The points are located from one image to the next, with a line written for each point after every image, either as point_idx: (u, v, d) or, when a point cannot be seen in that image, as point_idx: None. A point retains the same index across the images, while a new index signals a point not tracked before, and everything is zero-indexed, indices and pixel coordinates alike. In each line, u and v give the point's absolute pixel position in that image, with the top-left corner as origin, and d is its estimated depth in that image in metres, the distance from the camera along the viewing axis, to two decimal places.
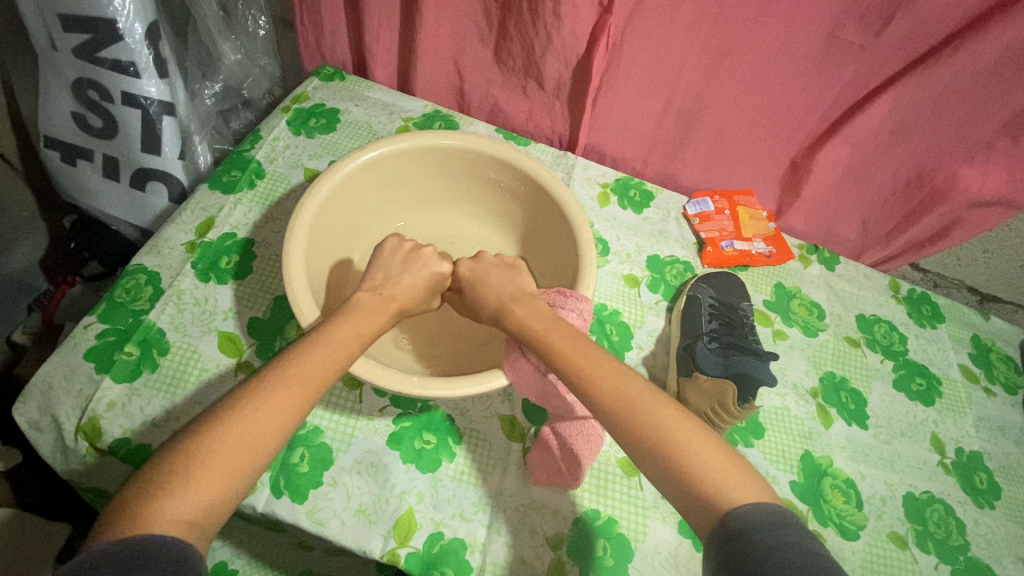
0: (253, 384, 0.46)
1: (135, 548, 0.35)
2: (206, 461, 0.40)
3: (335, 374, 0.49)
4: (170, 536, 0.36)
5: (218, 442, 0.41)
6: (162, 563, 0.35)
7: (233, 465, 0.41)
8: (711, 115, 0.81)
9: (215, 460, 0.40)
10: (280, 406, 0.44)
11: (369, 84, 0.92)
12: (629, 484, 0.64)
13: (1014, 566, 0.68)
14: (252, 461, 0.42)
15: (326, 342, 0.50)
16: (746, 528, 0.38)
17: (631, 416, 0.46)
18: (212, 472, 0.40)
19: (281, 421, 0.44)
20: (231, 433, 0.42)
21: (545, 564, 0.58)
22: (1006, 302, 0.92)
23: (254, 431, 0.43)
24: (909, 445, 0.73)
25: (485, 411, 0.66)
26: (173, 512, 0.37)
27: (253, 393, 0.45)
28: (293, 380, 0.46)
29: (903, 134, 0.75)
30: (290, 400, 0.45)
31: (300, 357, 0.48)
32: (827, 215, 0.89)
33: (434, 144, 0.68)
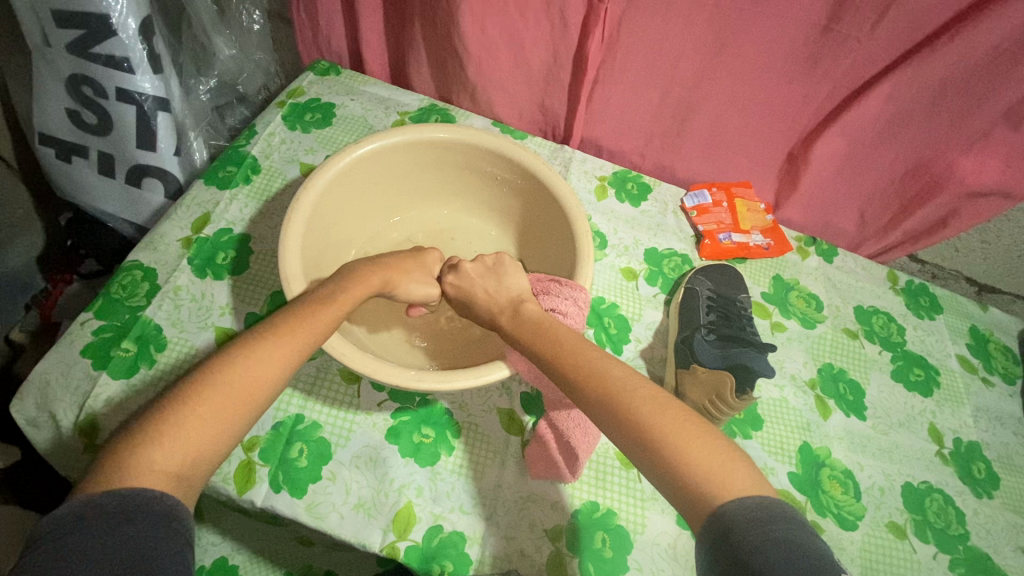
0: (241, 340, 0.46)
1: (124, 501, 0.35)
2: (194, 413, 0.40)
3: (325, 334, 0.49)
4: (157, 488, 0.37)
5: (206, 395, 0.41)
6: (156, 516, 0.36)
7: (221, 417, 0.41)
8: (708, 107, 0.81)
9: (203, 412, 0.40)
10: (268, 361, 0.45)
11: (364, 78, 0.92)
12: (628, 477, 0.64)
13: (1012, 555, 0.68)
14: (240, 416, 0.42)
15: (316, 306, 0.50)
16: (735, 524, 0.38)
17: (626, 405, 0.46)
18: (200, 424, 0.40)
19: (270, 376, 0.44)
20: (219, 385, 0.42)
21: (544, 556, 0.58)
22: (1004, 293, 0.92)
23: (243, 384, 0.43)
24: (907, 436, 0.73)
25: (483, 405, 0.66)
26: (160, 462, 0.38)
27: (241, 348, 0.45)
28: (281, 337, 0.46)
29: (900, 125, 0.75)
30: (279, 355, 0.45)
31: (291, 316, 0.48)
32: (825, 206, 0.89)
33: (429, 138, 0.67)
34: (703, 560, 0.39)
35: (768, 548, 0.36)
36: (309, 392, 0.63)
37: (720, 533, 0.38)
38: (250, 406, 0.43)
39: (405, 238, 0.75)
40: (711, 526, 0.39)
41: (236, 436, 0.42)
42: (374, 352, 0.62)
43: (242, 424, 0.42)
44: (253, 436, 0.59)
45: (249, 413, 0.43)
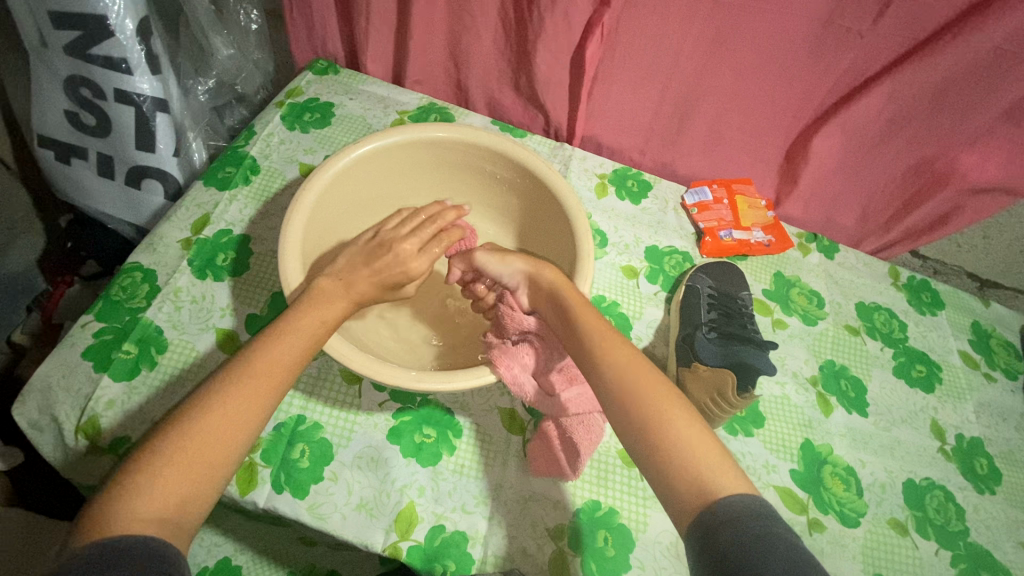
0: (217, 378, 0.46)
1: (103, 547, 0.35)
2: (175, 456, 0.40)
3: (302, 362, 0.49)
4: (143, 533, 0.37)
5: (185, 438, 0.41)
6: (137, 555, 0.35)
7: (203, 457, 0.41)
8: (709, 104, 0.81)
9: (184, 455, 0.41)
10: (248, 395, 0.45)
11: (364, 77, 0.92)
12: (630, 475, 0.64)
13: (1014, 552, 0.68)
14: (225, 452, 0.42)
15: (297, 330, 0.50)
16: (728, 518, 0.38)
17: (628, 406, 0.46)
18: (183, 466, 0.40)
19: (251, 410, 0.45)
20: (198, 426, 0.42)
21: (546, 555, 0.58)
22: (1007, 289, 0.92)
23: (223, 421, 0.43)
24: (908, 432, 0.73)
25: (485, 405, 0.66)
26: (145, 509, 0.38)
27: (218, 387, 0.45)
28: (260, 370, 0.46)
29: (902, 121, 0.75)
30: (258, 388, 0.46)
31: (265, 347, 0.48)
32: (826, 202, 0.89)
33: (427, 138, 0.67)
34: (693, 555, 0.39)
35: (764, 542, 0.37)
36: (310, 393, 0.63)
37: (713, 525, 0.39)
38: (233, 441, 0.43)
39: None
40: (704, 519, 0.39)
41: (224, 472, 0.42)
42: (374, 353, 0.62)
43: (230, 460, 0.43)
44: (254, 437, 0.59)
45: (234, 448, 0.43)
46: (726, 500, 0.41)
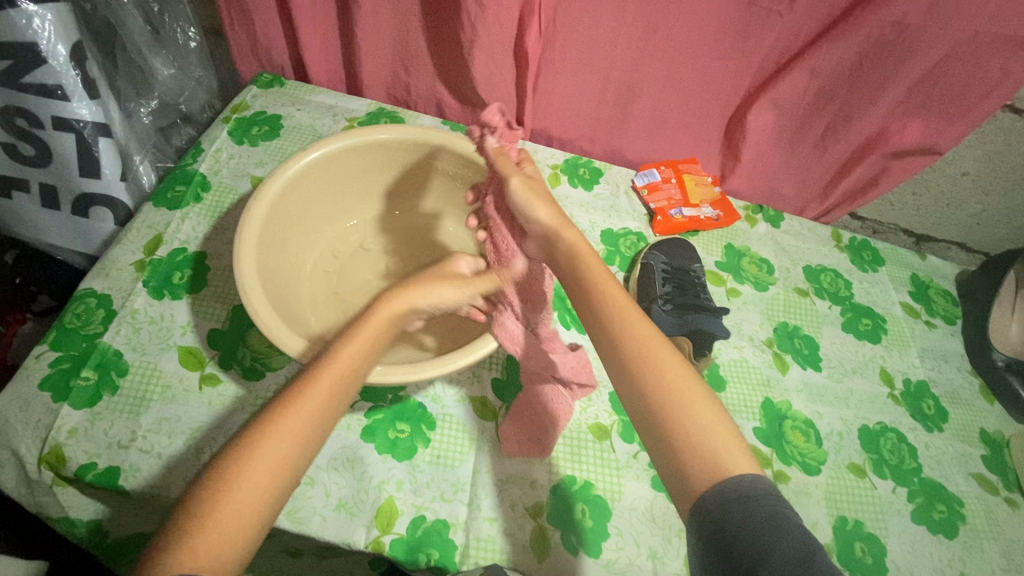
0: (268, 408, 0.45)
1: None
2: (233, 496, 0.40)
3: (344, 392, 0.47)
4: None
5: (244, 472, 0.41)
6: None
7: (250, 494, 0.41)
8: (650, 87, 0.85)
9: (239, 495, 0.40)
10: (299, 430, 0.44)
11: (311, 88, 0.92)
12: (602, 448, 0.66)
13: (965, 482, 0.73)
14: (274, 492, 0.42)
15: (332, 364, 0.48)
16: (717, 505, 0.39)
17: (660, 406, 0.45)
18: (240, 509, 0.40)
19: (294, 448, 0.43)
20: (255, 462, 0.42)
21: (528, 532, 0.59)
22: (940, 241, 0.97)
23: (278, 457, 0.43)
24: (861, 381, 0.77)
25: (456, 395, 0.67)
26: (194, 555, 0.38)
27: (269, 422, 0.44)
28: (304, 405, 0.45)
29: (829, 90, 0.79)
30: (300, 421, 0.44)
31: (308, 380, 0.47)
32: (768, 173, 0.93)
33: (376, 141, 0.68)
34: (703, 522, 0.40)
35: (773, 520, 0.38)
36: None
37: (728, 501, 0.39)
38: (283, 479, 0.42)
39: (361, 242, 0.75)
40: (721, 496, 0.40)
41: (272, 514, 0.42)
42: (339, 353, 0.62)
43: (281, 499, 0.42)
44: None
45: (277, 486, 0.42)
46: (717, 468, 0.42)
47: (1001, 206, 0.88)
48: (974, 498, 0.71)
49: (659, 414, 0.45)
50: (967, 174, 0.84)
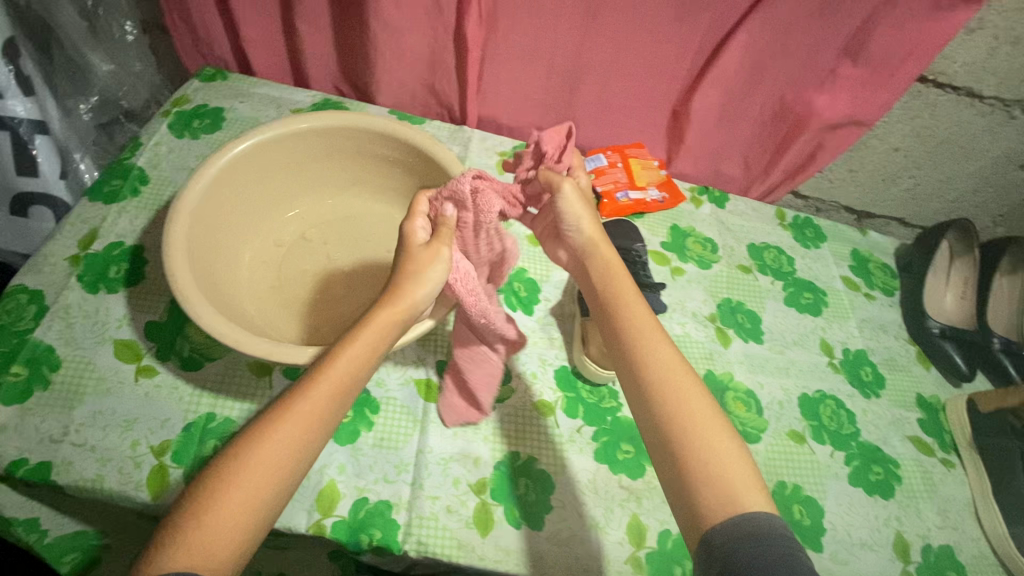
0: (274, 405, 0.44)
1: None
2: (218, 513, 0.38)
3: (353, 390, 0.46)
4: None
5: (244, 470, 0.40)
6: None
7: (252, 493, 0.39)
8: (593, 72, 0.86)
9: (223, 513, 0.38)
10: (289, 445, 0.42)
11: (254, 81, 0.91)
12: (547, 424, 0.67)
13: (902, 445, 0.75)
14: (274, 493, 0.40)
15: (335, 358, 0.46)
16: (734, 536, 0.39)
17: (687, 432, 0.45)
18: (224, 528, 0.38)
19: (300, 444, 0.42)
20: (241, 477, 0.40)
21: (471, 508, 0.60)
22: (880, 217, 1.00)
23: (267, 471, 0.41)
24: (802, 352, 0.80)
25: (399, 378, 0.67)
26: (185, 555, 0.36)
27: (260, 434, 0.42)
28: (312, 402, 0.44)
29: (762, 69, 0.81)
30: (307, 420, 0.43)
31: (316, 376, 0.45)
32: (712, 155, 0.96)
33: (308, 128, 0.67)
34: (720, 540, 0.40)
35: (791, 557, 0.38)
36: (219, 390, 0.63)
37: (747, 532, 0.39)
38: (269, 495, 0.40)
39: (303, 231, 0.74)
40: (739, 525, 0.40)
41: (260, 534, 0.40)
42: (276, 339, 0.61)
43: (274, 509, 0.41)
44: (163, 440, 0.59)
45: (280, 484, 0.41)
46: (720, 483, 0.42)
47: (932, 180, 0.91)
48: (910, 460, 0.74)
49: (674, 433, 0.46)
50: (899, 150, 0.87)
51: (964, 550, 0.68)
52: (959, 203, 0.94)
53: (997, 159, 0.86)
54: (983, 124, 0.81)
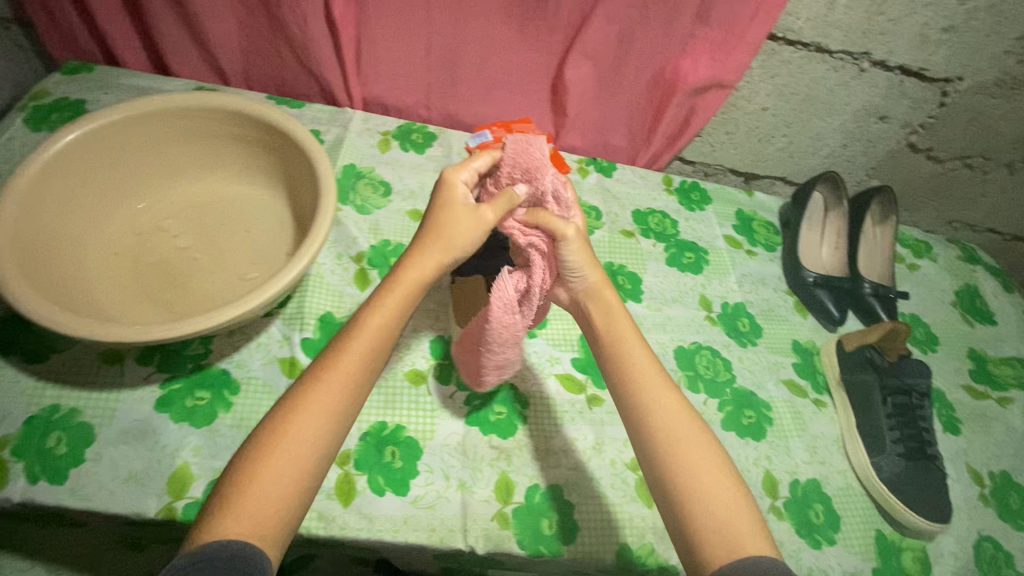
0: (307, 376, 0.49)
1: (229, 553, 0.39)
2: (271, 468, 0.44)
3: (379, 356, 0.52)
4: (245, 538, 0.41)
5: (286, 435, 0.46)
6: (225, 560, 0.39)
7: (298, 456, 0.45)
8: (467, 50, 0.86)
9: (279, 463, 0.44)
10: (329, 400, 0.48)
11: (121, 72, 0.88)
12: (418, 393, 0.67)
13: (775, 388, 0.77)
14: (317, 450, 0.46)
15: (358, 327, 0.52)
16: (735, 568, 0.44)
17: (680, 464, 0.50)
18: (279, 474, 0.44)
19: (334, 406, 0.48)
20: (294, 431, 0.46)
21: (331, 480, 0.59)
22: (765, 178, 1.04)
23: (311, 431, 0.46)
24: (679, 308, 0.82)
25: (263, 358, 0.66)
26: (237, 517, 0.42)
27: (305, 393, 0.48)
28: (341, 369, 0.49)
29: (627, 36, 0.82)
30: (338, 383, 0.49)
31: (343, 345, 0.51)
32: (597, 126, 0.97)
33: (142, 111, 0.65)
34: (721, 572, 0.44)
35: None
36: (65, 381, 0.60)
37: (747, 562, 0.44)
38: (321, 445, 0.46)
39: (160, 221, 0.70)
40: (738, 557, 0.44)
41: (313, 480, 0.46)
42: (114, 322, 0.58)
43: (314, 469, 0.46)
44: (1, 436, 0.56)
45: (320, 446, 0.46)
46: (708, 512, 0.47)
47: (803, 137, 0.95)
48: (782, 402, 0.76)
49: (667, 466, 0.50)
50: (767, 109, 0.90)
51: (831, 482, 0.71)
52: (833, 158, 0.99)
53: (858, 112, 0.90)
54: (838, 78, 0.85)
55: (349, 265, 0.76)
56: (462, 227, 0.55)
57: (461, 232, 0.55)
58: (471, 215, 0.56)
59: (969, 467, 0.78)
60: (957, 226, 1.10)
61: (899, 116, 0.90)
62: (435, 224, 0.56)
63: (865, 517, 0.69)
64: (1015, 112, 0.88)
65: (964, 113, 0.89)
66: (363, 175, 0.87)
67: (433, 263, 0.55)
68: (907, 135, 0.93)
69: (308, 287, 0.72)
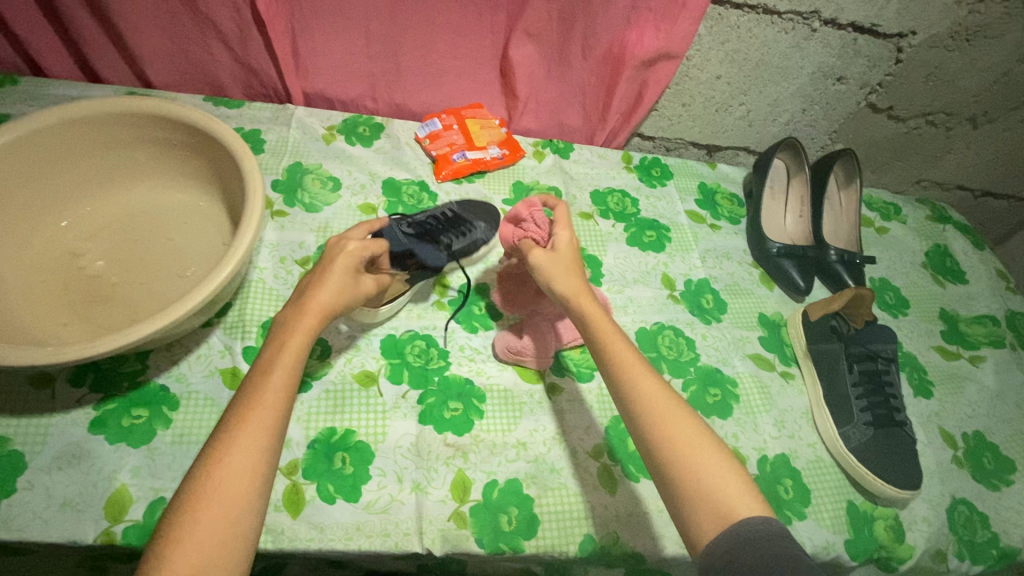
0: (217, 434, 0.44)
1: None
2: (200, 525, 0.40)
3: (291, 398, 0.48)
4: None
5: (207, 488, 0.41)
6: None
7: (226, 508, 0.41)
8: (406, 38, 0.83)
9: (207, 518, 0.40)
10: (250, 450, 0.43)
11: (46, 81, 0.84)
12: (368, 394, 0.65)
13: (742, 363, 0.76)
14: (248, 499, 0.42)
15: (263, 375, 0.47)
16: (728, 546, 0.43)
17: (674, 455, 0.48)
18: (208, 533, 0.40)
19: (255, 452, 0.44)
20: (217, 486, 0.42)
21: (278, 491, 0.57)
22: (728, 148, 1.02)
23: (235, 484, 0.42)
24: (641, 289, 0.80)
25: (203, 370, 0.63)
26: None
27: (228, 444, 0.43)
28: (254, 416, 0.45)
29: (569, 10, 0.79)
30: (253, 434, 0.44)
31: (250, 395, 0.46)
32: (551, 107, 0.94)
33: (51, 120, 0.62)
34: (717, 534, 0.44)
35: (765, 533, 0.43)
36: None
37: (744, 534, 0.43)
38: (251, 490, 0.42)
39: (87, 238, 0.67)
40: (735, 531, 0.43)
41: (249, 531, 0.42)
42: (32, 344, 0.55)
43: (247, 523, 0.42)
44: None
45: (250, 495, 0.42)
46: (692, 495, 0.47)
47: (761, 104, 0.92)
48: (748, 377, 0.74)
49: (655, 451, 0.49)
50: (721, 77, 0.88)
51: (800, 456, 0.69)
52: (794, 124, 0.96)
53: (814, 74, 0.87)
54: (789, 40, 0.82)
55: (293, 269, 0.74)
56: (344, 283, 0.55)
57: (334, 287, 0.54)
58: (350, 278, 0.56)
59: (941, 430, 0.76)
60: (926, 185, 1.09)
61: (856, 76, 0.88)
62: (320, 280, 0.54)
63: (837, 488, 0.68)
64: (973, 65, 0.86)
65: (921, 69, 0.86)
66: (310, 172, 0.84)
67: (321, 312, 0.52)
68: (867, 95, 0.91)
69: (250, 294, 0.69)
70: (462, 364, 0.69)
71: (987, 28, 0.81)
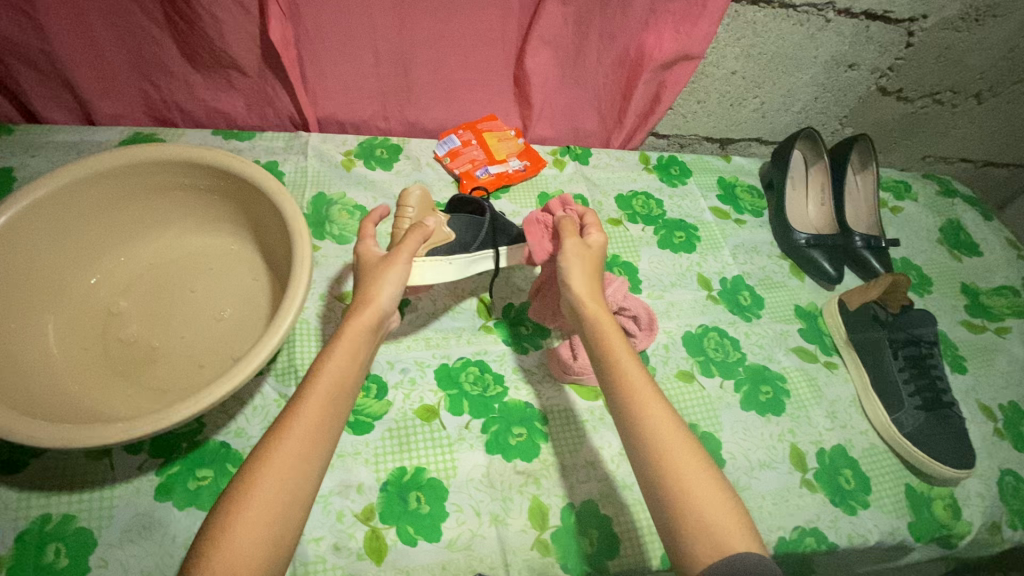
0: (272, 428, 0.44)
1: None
2: (244, 516, 0.39)
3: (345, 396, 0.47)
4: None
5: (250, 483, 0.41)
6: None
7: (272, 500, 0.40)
8: (421, 57, 0.81)
9: (253, 511, 0.40)
10: (299, 446, 0.43)
11: (44, 128, 0.79)
12: (432, 429, 0.64)
13: (786, 358, 0.77)
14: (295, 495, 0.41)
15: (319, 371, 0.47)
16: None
17: None
18: (234, 555, 0.38)
19: (305, 448, 0.43)
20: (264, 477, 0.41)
21: (359, 539, 0.56)
22: (741, 140, 1.03)
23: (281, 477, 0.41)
24: (680, 292, 0.80)
25: (262, 423, 0.62)
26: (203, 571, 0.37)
27: (277, 438, 0.43)
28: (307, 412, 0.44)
29: (585, 17, 0.78)
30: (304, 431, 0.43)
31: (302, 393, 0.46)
32: (567, 114, 0.93)
33: (73, 177, 0.59)
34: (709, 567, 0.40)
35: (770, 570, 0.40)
36: (50, 488, 0.55)
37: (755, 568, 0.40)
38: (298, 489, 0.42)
39: (121, 293, 0.64)
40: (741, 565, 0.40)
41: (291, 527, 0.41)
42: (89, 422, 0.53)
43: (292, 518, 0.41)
44: None
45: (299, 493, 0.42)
46: None
47: (775, 96, 0.93)
48: (795, 371, 0.76)
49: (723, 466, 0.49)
50: (737, 73, 0.88)
51: (855, 445, 0.71)
52: (806, 112, 0.97)
53: (827, 63, 0.88)
54: (804, 32, 0.82)
55: (334, 306, 0.72)
56: (390, 271, 0.54)
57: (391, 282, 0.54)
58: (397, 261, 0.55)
59: (980, 404, 0.79)
60: (931, 160, 1.11)
61: (867, 62, 0.89)
62: (363, 277, 0.55)
63: (894, 472, 0.70)
64: (978, 44, 0.88)
65: (931, 51, 0.88)
66: (336, 202, 0.82)
67: (372, 310, 0.52)
68: (877, 79, 0.92)
69: (296, 337, 0.68)
70: (520, 388, 0.69)
71: (994, 7, 0.83)
